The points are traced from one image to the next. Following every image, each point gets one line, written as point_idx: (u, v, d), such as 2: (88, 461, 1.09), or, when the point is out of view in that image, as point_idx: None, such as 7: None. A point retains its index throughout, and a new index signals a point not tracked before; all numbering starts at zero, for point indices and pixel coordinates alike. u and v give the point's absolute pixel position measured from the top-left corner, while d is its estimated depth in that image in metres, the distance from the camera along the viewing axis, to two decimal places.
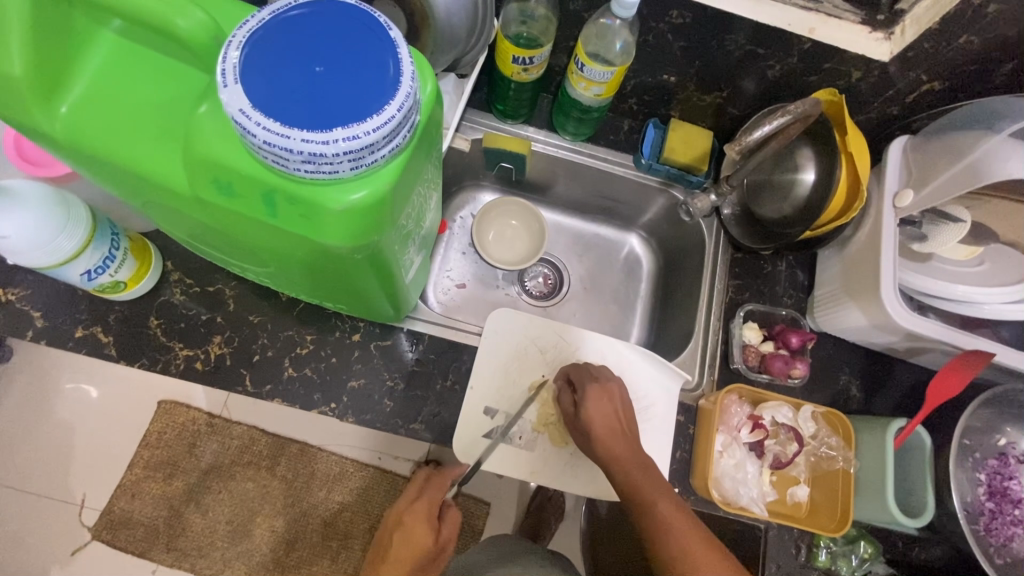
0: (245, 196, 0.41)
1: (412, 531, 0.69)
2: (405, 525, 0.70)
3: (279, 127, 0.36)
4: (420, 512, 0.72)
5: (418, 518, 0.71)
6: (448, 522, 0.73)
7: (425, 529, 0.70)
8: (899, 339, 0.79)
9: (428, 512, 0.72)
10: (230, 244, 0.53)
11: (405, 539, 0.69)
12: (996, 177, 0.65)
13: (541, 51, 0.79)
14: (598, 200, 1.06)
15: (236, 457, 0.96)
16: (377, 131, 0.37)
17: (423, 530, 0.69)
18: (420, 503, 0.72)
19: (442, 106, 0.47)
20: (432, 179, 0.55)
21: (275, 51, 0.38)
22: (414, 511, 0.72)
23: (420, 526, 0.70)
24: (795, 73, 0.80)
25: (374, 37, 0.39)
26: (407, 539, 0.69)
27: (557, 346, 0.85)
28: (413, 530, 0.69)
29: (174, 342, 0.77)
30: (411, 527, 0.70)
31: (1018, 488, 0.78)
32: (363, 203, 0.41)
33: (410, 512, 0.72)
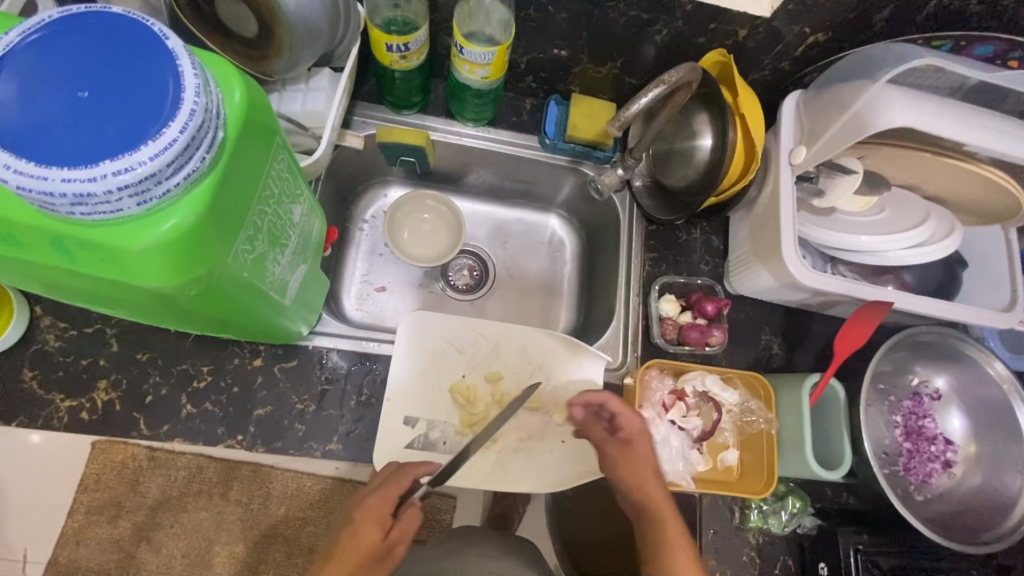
0: (32, 245, 0.36)
1: (360, 530, 0.64)
2: (355, 522, 0.64)
3: (33, 168, 0.31)
4: (373, 510, 0.65)
5: (369, 516, 0.64)
6: (405, 522, 0.66)
7: (376, 528, 0.64)
8: (808, 295, 0.79)
9: (380, 510, 0.65)
10: (65, 294, 0.48)
11: (353, 539, 0.63)
12: (877, 126, 0.64)
13: (415, 36, 0.73)
14: (512, 184, 1.02)
15: (184, 487, 0.74)
16: (157, 158, 0.32)
17: (372, 528, 0.64)
18: (373, 500, 0.65)
19: (264, 114, 0.43)
20: (284, 190, 0.51)
21: (26, 79, 0.33)
22: (366, 504, 0.65)
23: (370, 524, 0.64)
24: (683, 36, 0.78)
25: (149, 51, 0.35)
26: (353, 539, 0.63)
27: (476, 344, 0.83)
28: (362, 531, 0.63)
29: (54, 393, 0.70)
30: (360, 525, 0.64)
31: (932, 425, 0.81)
32: (169, 238, 0.36)
33: (363, 506, 0.65)
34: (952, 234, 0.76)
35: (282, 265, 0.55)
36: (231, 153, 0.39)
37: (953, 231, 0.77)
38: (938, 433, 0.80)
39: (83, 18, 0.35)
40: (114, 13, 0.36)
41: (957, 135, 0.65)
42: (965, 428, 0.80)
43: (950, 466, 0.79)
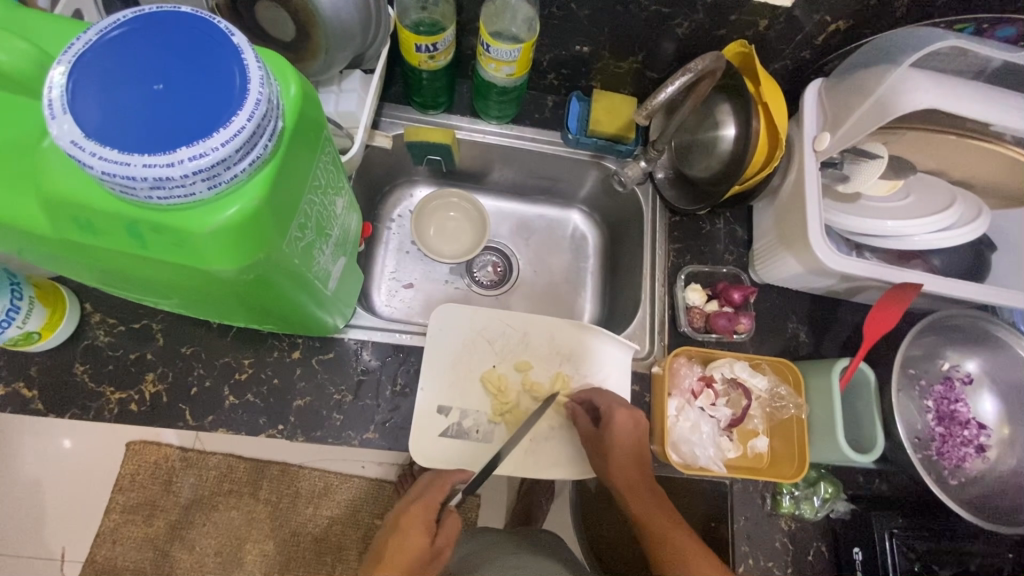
0: (108, 231, 0.39)
1: (407, 536, 0.66)
2: (401, 529, 0.67)
3: (117, 155, 0.34)
4: (417, 517, 0.68)
5: (415, 524, 0.67)
6: (447, 527, 0.69)
7: (422, 534, 0.67)
8: (836, 281, 0.80)
9: (424, 517, 0.68)
10: (126, 282, 0.50)
11: (401, 545, 0.65)
12: (903, 108, 0.65)
13: (444, 36, 0.76)
14: (535, 181, 1.04)
15: (216, 488, 1.23)
16: (228, 144, 0.35)
17: (420, 535, 0.66)
18: (417, 507, 0.68)
19: (314, 106, 0.45)
20: (329, 182, 0.53)
21: (108, 74, 0.36)
22: (411, 512, 0.68)
23: (416, 531, 0.67)
24: (705, 28, 0.79)
25: (217, 47, 0.37)
26: (400, 545, 0.65)
27: (505, 335, 0.84)
28: (409, 537, 0.66)
29: (104, 386, 0.73)
30: (408, 532, 0.67)
31: (965, 410, 0.80)
32: (234, 222, 0.38)
33: (407, 515, 0.68)
34: (981, 217, 0.76)
35: (326, 255, 0.58)
36: (288, 142, 0.41)
37: (981, 214, 0.77)
38: (970, 418, 0.80)
39: (155, 16, 0.37)
40: (181, 12, 0.38)
41: (984, 115, 0.65)
42: (997, 412, 0.80)
43: (984, 451, 0.78)
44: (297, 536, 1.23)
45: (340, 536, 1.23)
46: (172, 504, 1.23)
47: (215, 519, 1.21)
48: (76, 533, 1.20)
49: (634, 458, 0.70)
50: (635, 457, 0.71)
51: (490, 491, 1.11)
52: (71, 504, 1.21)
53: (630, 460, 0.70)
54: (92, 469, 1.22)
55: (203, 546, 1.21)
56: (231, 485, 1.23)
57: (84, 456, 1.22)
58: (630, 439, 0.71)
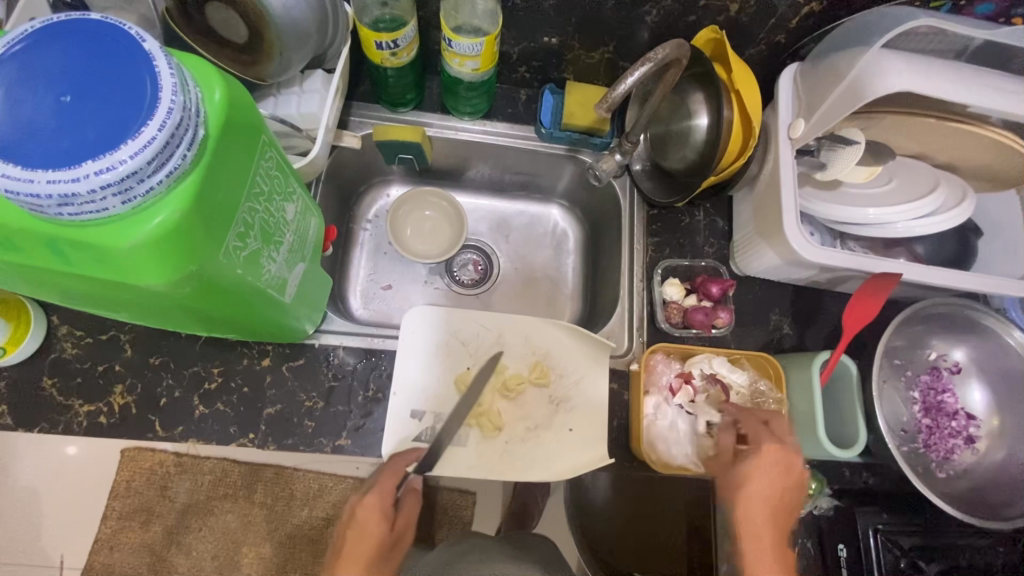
0: (30, 249, 0.38)
1: (365, 527, 0.69)
2: (360, 520, 0.69)
3: (21, 171, 0.32)
4: (374, 507, 0.70)
5: (371, 514, 0.69)
6: (406, 508, 0.72)
7: (379, 523, 0.69)
8: (816, 271, 0.78)
9: (381, 506, 0.70)
10: (70, 297, 0.49)
11: (360, 535, 0.68)
12: (875, 92, 0.63)
13: (404, 32, 0.74)
14: (512, 177, 1.02)
15: (212, 492, 1.21)
16: (137, 156, 0.34)
17: (376, 524, 0.69)
18: (372, 498, 0.70)
19: (246, 111, 0.44)
20: (275, 187, 0.52)
21: (14, 87, 0.34)
22: (366, 504, 0.70)
23: (373, 523, 0.69)
24: (674, 15, 0.77)
25: (129, 55, 0.36)
26: (359, 537, 0.68)
27: (479, 336, 0.83)
28: (365, 527, 0.69)
29: (73, 399, 0.73)
30: (365, 522, 0.69)
31: (953, 400, 0.78)
32: (157, 235, 0.37)
33: (363, 506, 0.70)
34: (965, 202, 0.73)
35: (278, 263, 0.56)
36: (214, 150, 0.40)
37: (966, 197, 0.74)
38: (958, 408, 0.78)
39: (64, 25, 0.36)
40: (91, 19, 0.37)
41: (961, 97, 0.63)
42: (987, 402, 0.78)
43: (973, 442, 0.76)
44: (294, 538, 1.24)
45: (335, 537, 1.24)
46: (168, 509, 1.24)
47: (211, 523, 1.21)
48: (72, 540, 1.21)
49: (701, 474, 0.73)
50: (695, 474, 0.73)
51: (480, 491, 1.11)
52: (68, 511, 1.21)
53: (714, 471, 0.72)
54: (85, 479, 1.23)
55: (200, 551, 1.22)
56: (227, 489, 1.21)
57: (82, 462, 1.23)
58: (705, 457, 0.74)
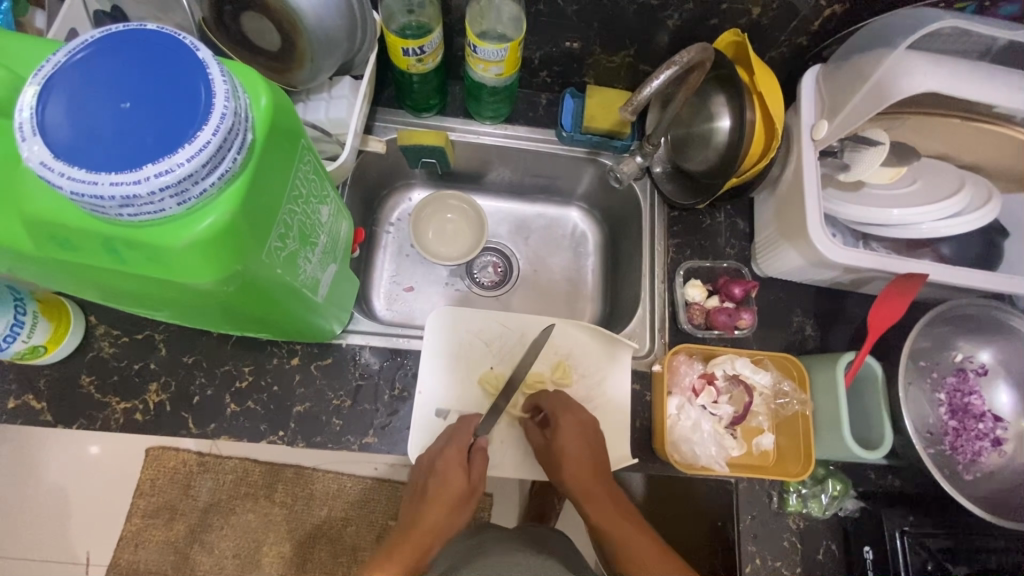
0: (87, 248, 0.40)
1: (448, 475, 0.70)
2: (440, 470, 0.71)
3: (86, 174, 0.34)
4: (453, 457, 0.71)
5: (452, 462, 0.71)
6: (479, 462, 0.73)
7: (460, 472, 0.71)
8: (839, 273, 0.77)
9: (459, 457, 0.72)
10: (115, 296, 0.51)
11: (443, 483, 0.70)
12: (900, 92, 0.63)
13: (430, 39, 0.75)
14: (532, 180, 1.03)
15: (233, 492, 1.25)
16: (194, 159, 0.35)
17: (459, 473, 0.71)
18: (452, 449, 0.72)
19: (287, 116, 0.45)
20: (312, 189, 0.53)
21: (77, 95, 0.36)
22: (446, 455, 0.72)
23: (455, 471, 0.71)
24: (696, 19, 0.78)
25: (184, 63, 0.37)
26: (444, 484, 0.70)
27: (503, 336, 0.84)
28: (448, 475, 0.70)
29: (110, 397, 0.75)
30: (448, 470, 0.71)
31: (980, 402, 0.78)
32: (207, 235, 0.39)
33: (443, 455, 0.71)
34: (991, 201, 0.73)
35: (313, 264, 0.58)
36: (260, 154, 0.41)
37: (992, 197, 0.73)
38: (985, 410, 0.77)
39: (122, 35, 0.38)
40: (148, 30, 0.38)
41: (987, 97, 0.63)
42: (1014, 404, 0.77)
43: (1001, 444, 0.76)
44: (313, 538, 1.24)
45: (354, 536, 1.24)
46: (191, 508, 1.25)
47: (233, 522, 1.23)
48: (98, 537, 1.23)
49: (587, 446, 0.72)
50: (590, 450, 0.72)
51: (499, 491, 1.11)
52: (95, 508, 1.24)
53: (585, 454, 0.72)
54: (112, 478, 1.25)
55: (222, 549, 1.23)
56: (248, 489, 1.25)
57: (110, 459, 1.26)
58: (583, 437, 0.72)
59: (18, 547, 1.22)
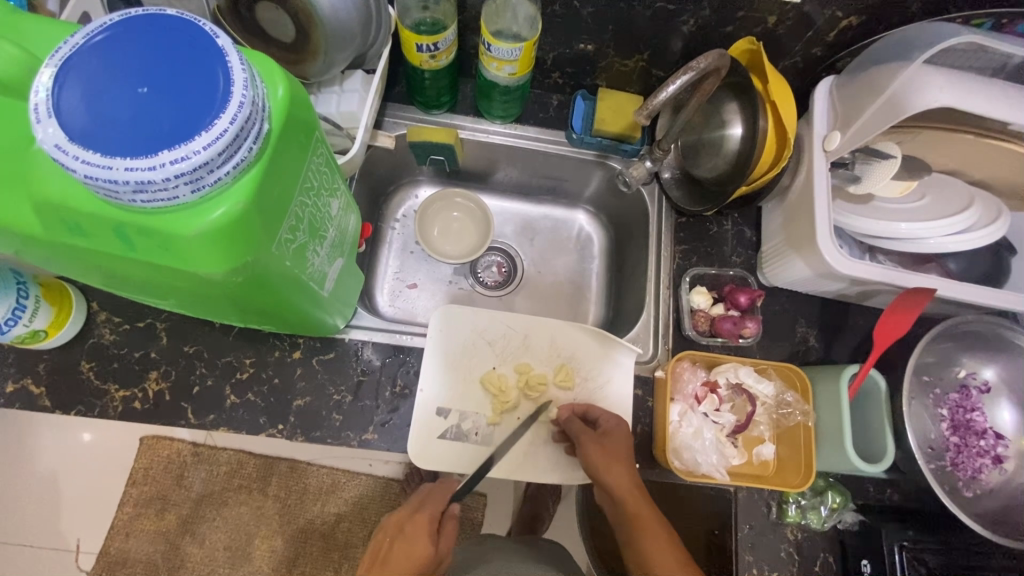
0: (97, 234, 0.39)
1: (413, 541, 0.66)
2: (406, 534, 0.67)
3: (100, 158, 0.34)
4: (422, 523, 0.69)
5: (420, 528, 0.68)
6: (448, 533, 0.70)
7: (427, 539, 0.67)
8: (846, 285, 0.77)
9: (428, 524, 0.69)
10: (121, 282, 0.51)
11: (406, 551, 0.65)
12: (915, 106, 0.63)
13: (445, 36, 0.75)
14: (540, 181, 1.03)
15: (227, 483, 1.24)
16: (210, 148, 0.35)
17: (424, 540, 0.66)
18: (422, 514, 0.70)
19: (303, 108, 0.45)
20: (323, 182, 0.53)
21: (94, 78, 0.36)
22: (415, 521, 0.69)
23: (421, 538, 0.67)
24: (711, 25, 0.78)
25: (203, 50, 0.37)
26: (407, 550, 0.65)
27: (506, 337, 0.84)
28: (414, 541, 0.66)
29: (109, 384, 0.74)
30: (412, 538, 0.67)
31: (981, 419, 0.78)
32: (220, 225, 0.38)
33: (411, 522, 0.69)
34: (1000, 219, 0.72)
35: (321, 257, 0.57)
36: (276, 145, 0.41)
37: (1001, 215, 0.73)
38: (987, 428, 0.77)
39: (141, 19, 0.37)
40: (167, 15, 0.38)
41: (1002, 115, 0.63)
42: (1016, 421, 0.77)
43: (1001, 462, 0.76)
44: (305, 532, 1.24)
45: (347, 533, 1.23)
46: (183, 498, 1.25)
47: (225, 514, 1.22)
48: (89, 525, 1.23)
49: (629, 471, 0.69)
50: (631, 476, 0.69)
51: (495, 492, 1.11)
52: (86, 494, 1.23)
53: (625, 479, 0.68)
54: (106, 465, 1.24)
55: (213, 541, 1.22)
56: (242, 481, 1.24)
57: (102, 446, 1.25)
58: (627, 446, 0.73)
59: (7, 532, 1.21)
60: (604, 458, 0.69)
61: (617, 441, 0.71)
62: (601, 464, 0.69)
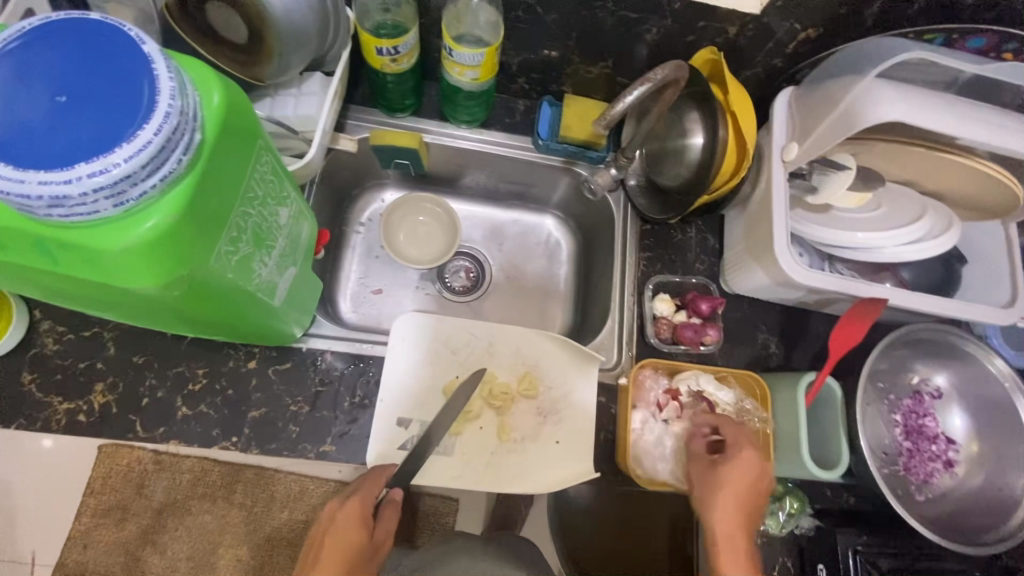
0: (17, 247, 0.37)
1: (343, 530, 0.66)
2: (335, 522, 0.66)
3: (11, 171, 0.32)
4: (353, 511, 0.67)
5: (349, 516, 0.66)
6: (386, 518, 0.68)
7: (359, 526, 0.66)
8: (803, 293, 0.78)
9: (361, 512, 0.67)
10: (52, 294, 0.48)
11: (338, 541, 0.65)
12: (866, 121, 0.64)
13: (405, 39, 0.74)
14: (508, 186, 1.02)
15: (188, 492, 1.05)
16: (132, 160, 0.33)
17: (356, 528, 0.66)
18: (353, 501, 0.68)
19: (243, 114, 0.43)
20: (270, 190, 0.51)
21: (8, 85, 0.34)
22: (346, 507, 0.67)
23: (353, 525, 0.66)
24: (674, 35, 0.78)
25: (130, 59, 0.35)
26: (340, 541, 0.65)
27: (469, 345, 0.83)
28: (346, 531, 0.66)
29: (52, 397, 0.71)
30: (344, 526, 0.66)
31: (933, 425, 0.80)
32: (147, 240, 0.36)
33: (342, 509, 0.67)
34: (951, 229, 0.74)
35: (270, 267, 0.56)
36: (211, 155, 0.39)
37: (952, 226, 0.75)
38: (938, 433, 0.79)
39: (62, 24, 0.36)
40: (92, 19, 0.36)
41: (950, 129, 0.64)
42: (966, 427, 0.79)
43: (951, 466, 0.78)
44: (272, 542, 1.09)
45: None
46: None
47: None
48: None
49: (730, 522, 0.66)
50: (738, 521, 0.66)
51: None
52: None
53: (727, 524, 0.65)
54: None
55: None
56: (205, 489, 1.05)
57: None
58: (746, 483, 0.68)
59: None
60: (731, 493, 0.67)
61: (741, 478, 0.67)
62: (718, 499, 0.67)
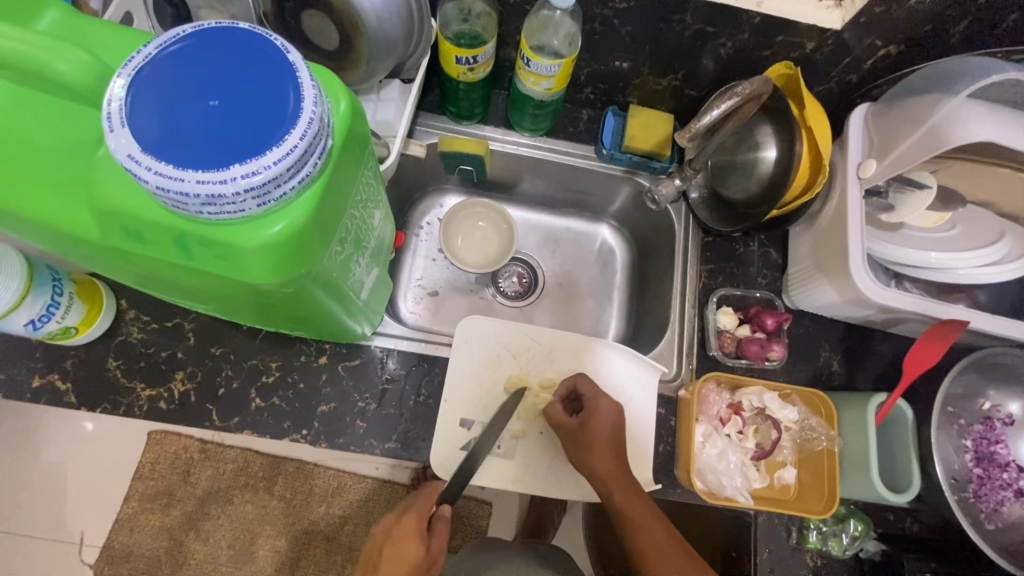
0: (157, 241, 0.39)
1: (402, 545, 0.66)
2: (395, 538, 0.67)
3: (172, 170, 0.34)
4: (409, 527, 0.68)
5: (407, 533, 0.67)
6: (439, 534, 0.69)
7: (416, 542, 0.66)
8: (873, 312, 0.77)
9: (417, 527, 0.68)
10: (164, 285, 0.51)
11: (397, 555, 0.65)
12: (955, 141, 0.64)
13: (485, 50, 0.76)
14: (565, 194, 1.03)
15: (232, 481, 1.23)
16: (280, 163, 0.35)
17: (413, 545, 0.66)
18: (409, 517, 0.69)
19: (361, 119, 0.45)
20: (369, 192, 0.53)
21: (165, 89, 0.36)
22: (403, 523, 0.69)
23: (410, 541, 0.66)
24: (749, 49, 0.78)
25: (275, 67, 0.37)
26: (396, 554, 0.65)
27: (530, 350, 0.84)
28: (403, 547, 0.66)
29: (136, 383, 0.74)
30: (401, 542, 0.66)
31: (1006, 452, 0.77)
32: (281, 238, 0.38)
33: (399, 526, 0.68)
34: None
35: (360, 268, 0.58)
36: (337, 160, 0.41)
37: None
38: (1010, 460, 0.77)
39: (212, 31, 0.38)
40: (240, 28, 0.38)
41: None
42: None
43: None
44: (308, 535, 1.24)
45: (350, 536, 1.23)
46: (188, 495, 1.22)
47: (230, 512, 1.21)
48: (94, 519, 1.21)
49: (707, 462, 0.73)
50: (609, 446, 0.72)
51: (499, 501, 1.10)
52: (88, 487, 1.22)
53: (606, 448, 0.71)
54: (110, 456, 1.23)
55: (216, 539, 1.22)
56: (248, 479, 1.23)
57: (109, 439, 1.24)
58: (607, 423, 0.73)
59: (14, 521, 1.20)
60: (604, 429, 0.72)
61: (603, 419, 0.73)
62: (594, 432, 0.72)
